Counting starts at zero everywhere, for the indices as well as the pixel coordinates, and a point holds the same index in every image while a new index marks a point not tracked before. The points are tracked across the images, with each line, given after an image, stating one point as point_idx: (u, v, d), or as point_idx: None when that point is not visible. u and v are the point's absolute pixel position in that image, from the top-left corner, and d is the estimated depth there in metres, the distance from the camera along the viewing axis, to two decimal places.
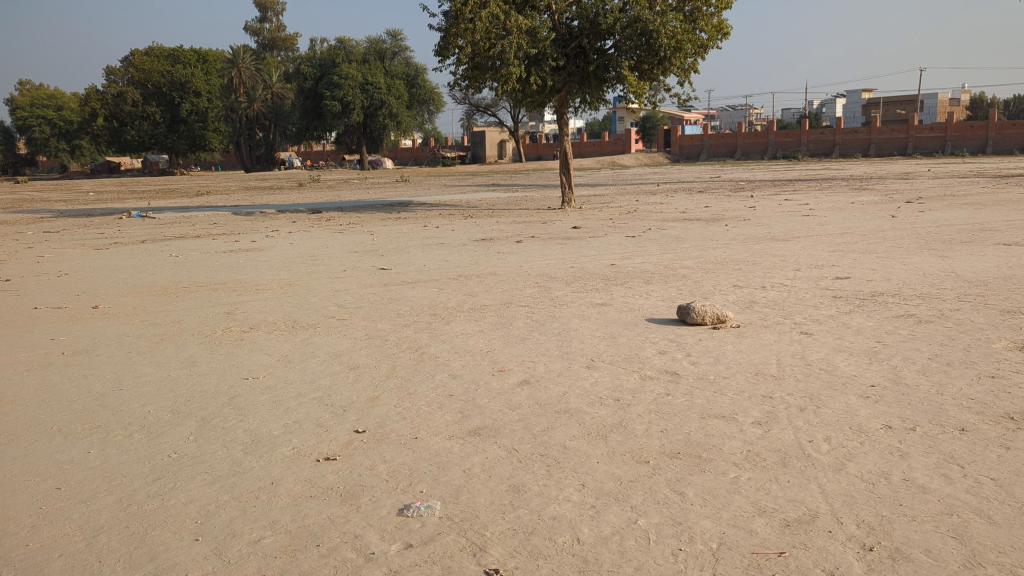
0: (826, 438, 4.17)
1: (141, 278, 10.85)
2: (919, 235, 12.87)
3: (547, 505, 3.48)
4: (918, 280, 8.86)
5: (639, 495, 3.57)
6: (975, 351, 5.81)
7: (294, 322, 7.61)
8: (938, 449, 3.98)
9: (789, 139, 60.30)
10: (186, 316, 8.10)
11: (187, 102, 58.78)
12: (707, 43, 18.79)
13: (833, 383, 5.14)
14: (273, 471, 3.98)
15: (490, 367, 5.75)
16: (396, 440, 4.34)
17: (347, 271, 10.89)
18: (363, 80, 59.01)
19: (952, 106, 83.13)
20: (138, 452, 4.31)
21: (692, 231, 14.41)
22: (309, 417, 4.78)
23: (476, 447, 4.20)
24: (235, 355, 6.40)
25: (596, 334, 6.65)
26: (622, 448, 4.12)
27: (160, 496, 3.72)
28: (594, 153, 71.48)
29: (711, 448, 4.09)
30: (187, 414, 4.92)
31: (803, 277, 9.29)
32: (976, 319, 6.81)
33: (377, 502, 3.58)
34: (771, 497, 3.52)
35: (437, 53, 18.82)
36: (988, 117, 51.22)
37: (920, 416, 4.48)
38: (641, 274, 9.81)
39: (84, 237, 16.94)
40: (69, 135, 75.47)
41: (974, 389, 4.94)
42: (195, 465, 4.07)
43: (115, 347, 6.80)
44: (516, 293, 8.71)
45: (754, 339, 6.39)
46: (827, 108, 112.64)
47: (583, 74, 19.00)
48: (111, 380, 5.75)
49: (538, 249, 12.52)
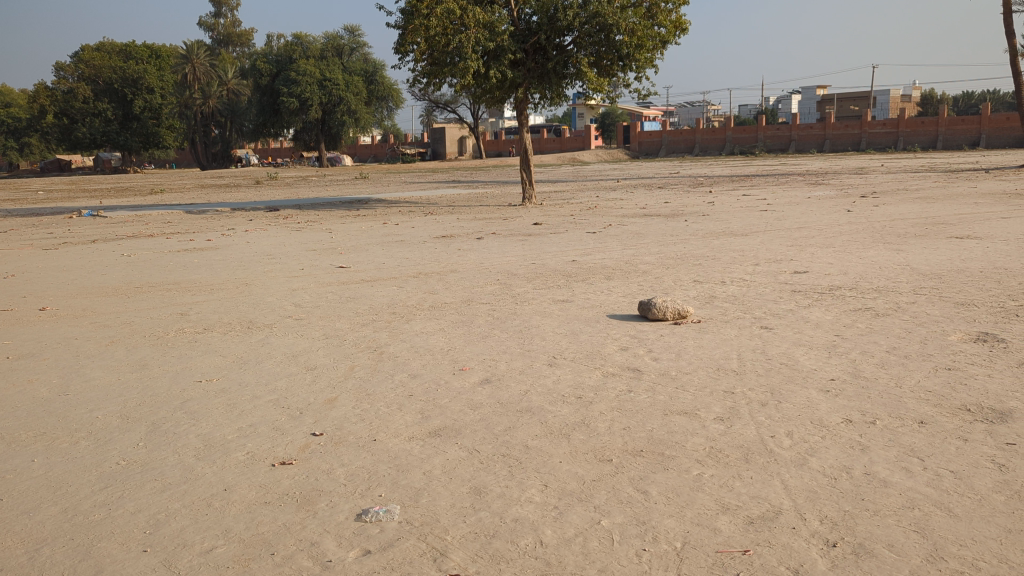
0: (787, 433, 4.17)
1: (91, 279, 10.56)
2: (874, 229, 13.03)
3: (509, 507, 3.42)
4: (875, 273, 8.96)
5: (602, 494, 3.52)
6: (932, 343, 5.87)
7: (249, 322, 7.46)
8: (899, 443, 3.99)
9: (746, 135, 60.89)
10: (138, 317, 7.89)
11: (140, 98, 57.66)
12: (666, 39, 18.85)
13: (793, 377, 5.16)
14: (226, 477, 3.86)
15: (450, 366, 5.66)
16: (354, 442, 4.24)
17: (304, 270, 10.71)
18: (321, 76, 58.33)
19: (903, 103, 84.78)
20: (85, 459, 4.15)
21: (652, 227, 14.45)
22: (264, 421, 4.66)
23: (436, 448, 4.12)
24: (188, 357, 6.23)
25: (558, 331, 6.60)
26: (584, 446, 4.08)
27: (107, 505, 3.58)
28: (553, 149, 71.49)
29: (673, 445, 4.06)
30: (137, 419, 4.77)
31: (763, 272, 9.34)
32: (931, 312, 6.90)
33: (334, 507, 3.48)
34: (735, 494, 3.49)
35: (396, 49, 18.65)
36: (939, 112, 52.16)
37: (880, 409, 4.50)
38: (601, 270, 9.79)
39: (31, 237, 16.47)
40: (18, 133, 73.39)
41: (931, 381, 4.99)
42: (145, 473, 3.94)
43: (62, 350, 6.58)
44: (476, 291, 8.62)
45: (715, 334, 6.40)
46: (782, 104, 114.00)
47: (542, 70, 18.93)
48: (58, 385, 5.56)
49: (499, 246, 12.42)
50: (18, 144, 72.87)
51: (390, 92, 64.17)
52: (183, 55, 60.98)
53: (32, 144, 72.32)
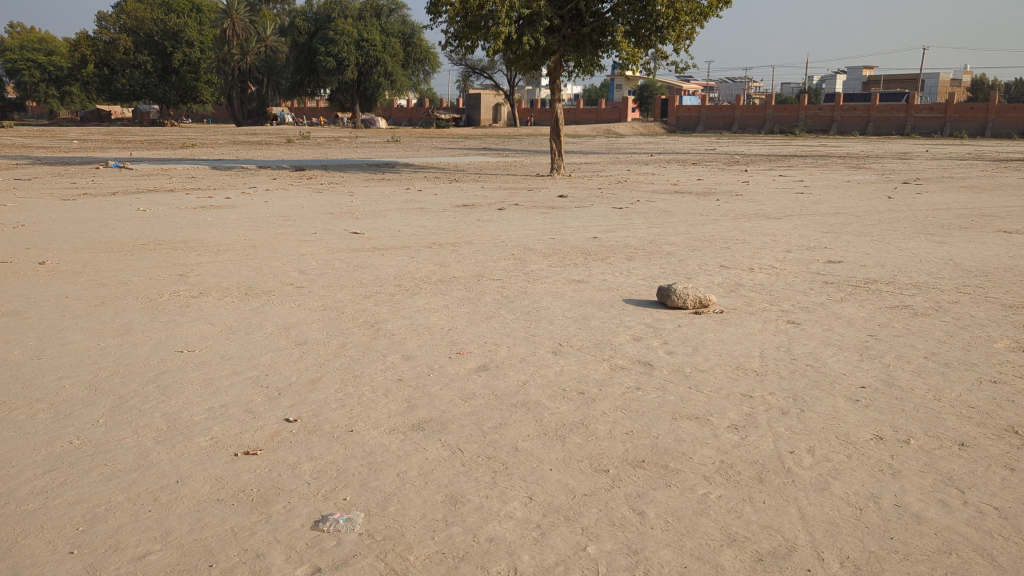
0: (808, 449, 3.74)
1: (99, 233, 10.26)
2: (916, 219, 12.33)
3: (485, 522, 3.03)
4: (915, 267, 8.41)
5: (593, 513, 3.12)
6: (975, 350, 5.37)
7: (249, 288, 7.11)
8: (935, 468, 3.57)
9: (788, 114, 59.31)
10: (136, 277, 7.56)
11: (179, 52, 57.41)
12: (708, 10, 18.09)
13: (819, 383, 4.69)
14: (183, 465, 3.49)
15: (447, 348, 5.26)
16: (329, 433, 3.86)
17: (317, 234, 10.36)
18: (359, 36, 57.50)
19: (953, 88, 82.11)
20: (37, 435, 3.81)
21: (682, 205, 13.90)
22: (238, 401, 4.29)
23: (416, 445, 3.73)
24: (175, 323, 5.88)
25: (568, 315, 6.17)
26: (580, 452, 3.67)
27: (45, 493, 3.24)
28: (589, 120, 70.18)
29: (679, 457, 3.64)
30: (104, 392, 4.40)
31: (794, 260, 8.81)
32: (976, 314, 6.38)
33: (292, 511, 3.11)
34: (744, 522, 3.08)
35: (429, 10, 18.11)
36: (989, 99, 50.18)
37: (915, 426, 4.05)
38: (624, 249, 9.29)
39: (53, 186, 16.25)
40: (58, 82, 73.67)
41: (974, 396, 4.50)
42: (96, 455, 3.57)
43: (49, 309, 6.26)
44: (489, 265, 8.20)
45: (737, 327, 5.92)
46: (825, 83, 111.43)
47: (578, 38, 18.27)
48: (34, 348, 5.24)
49: (519, 218, 11.97)
50: (59, 93, 73.06)
51: (428, 56, 63.39)
52: (224, 10, 60.50)
53: (72, 94, 72.18)
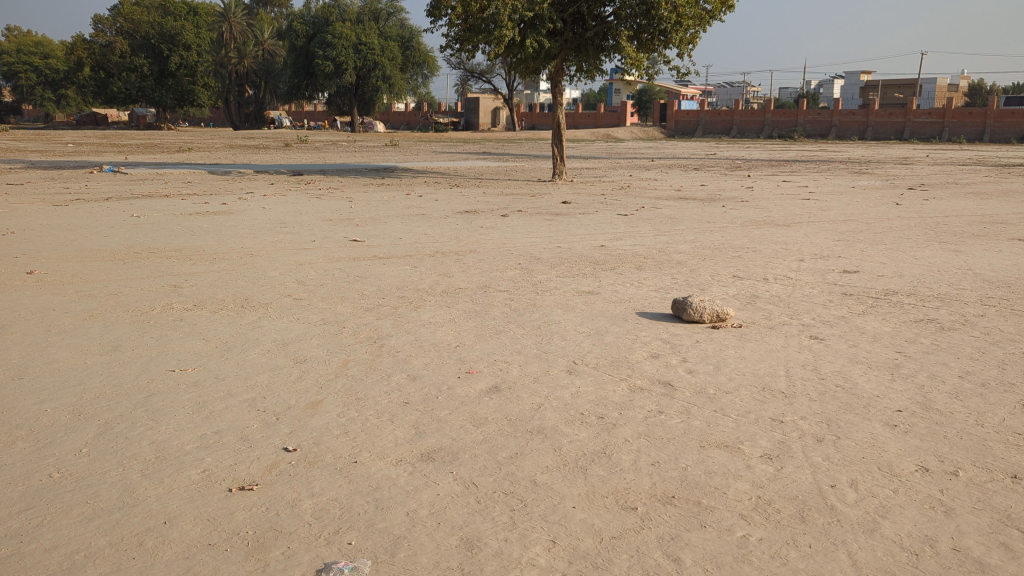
0: (851, 483, 3.45)
1: (90, 241, 9.94)
2: (927, 226, 12.07)
3: (505, 571, 2.75)
4: (935, 277, 8.14)
5: (623, 560, 2.83)
6: (1011, 369, 5.09)
7: (244, 300, 6.81)
8: (991, 505, 3.29)
9: (787, 118, 58.83)
10: (127, 288, 7.25)
11: (176, 55, 57.09)
12: (712, 15, 17.84)
13: (852, 406, 4.40)
14: (171, 503, 3.19)
15: (455, 367, 4.97)
16: (332, 464, 3.57)
17: (316, 241, 10.07)
18: (357, 39, 57.11)
19: (951, 92, 82.12)
20: (15, 468, 3.51)
21: (688, 211, 13.64)
22: (233, 427, 3.99)
23: (426, 479, 3.44)
24: (167, 339, 5.58)
25: (580, 330, 5.88)
26: (604, 487, 3.38)
27: (19, 537, 2.95)
28: (588, 125, 69.99)
29: (712, 492, 3.36)
30: (89, 417, 4.10)
31: (809, 269, 8.53)
32: (1005, 328, 6.11)
33: (291, 558, 2.82)
34: (790, 570, 2.79)
35: (430, 13, 17.83)
36: (988, 104, 49.99)
37: (961, 456, 3.77)
38: (632, 258, 9.02)
39: (46, 191, 15.92)
40: (56, 84, 73.26)
41: (1019, 421, 4.22)
42: (77, 491, 3.28)
43: (34, 323, 5.96)
44: (495, 275, 7.92)
45: (759, 343, 5.64)
46: (823, 88, 111.74)
47: (580, 41, 17.99)
48: (16, 366, 4.94)
49: (523, 225, 11.71)
50: (56, 96, 72.91)
51: (427, 59, 63.08)
52: (221, 14, 60.13)
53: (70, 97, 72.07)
